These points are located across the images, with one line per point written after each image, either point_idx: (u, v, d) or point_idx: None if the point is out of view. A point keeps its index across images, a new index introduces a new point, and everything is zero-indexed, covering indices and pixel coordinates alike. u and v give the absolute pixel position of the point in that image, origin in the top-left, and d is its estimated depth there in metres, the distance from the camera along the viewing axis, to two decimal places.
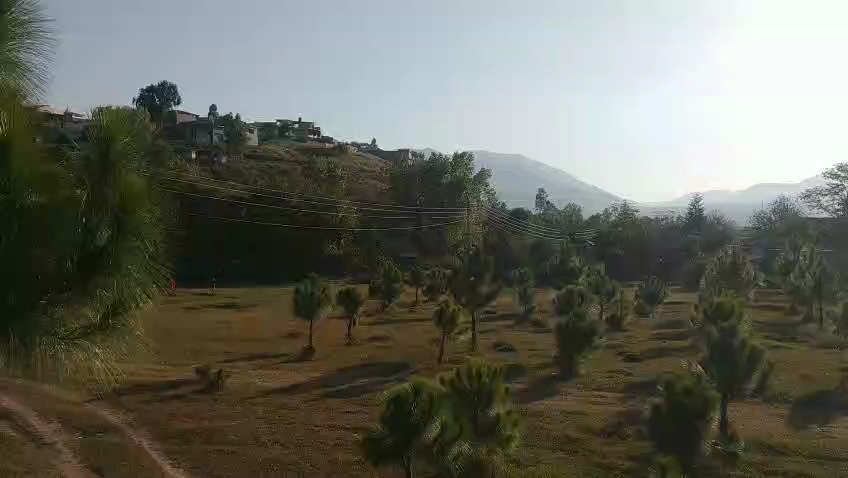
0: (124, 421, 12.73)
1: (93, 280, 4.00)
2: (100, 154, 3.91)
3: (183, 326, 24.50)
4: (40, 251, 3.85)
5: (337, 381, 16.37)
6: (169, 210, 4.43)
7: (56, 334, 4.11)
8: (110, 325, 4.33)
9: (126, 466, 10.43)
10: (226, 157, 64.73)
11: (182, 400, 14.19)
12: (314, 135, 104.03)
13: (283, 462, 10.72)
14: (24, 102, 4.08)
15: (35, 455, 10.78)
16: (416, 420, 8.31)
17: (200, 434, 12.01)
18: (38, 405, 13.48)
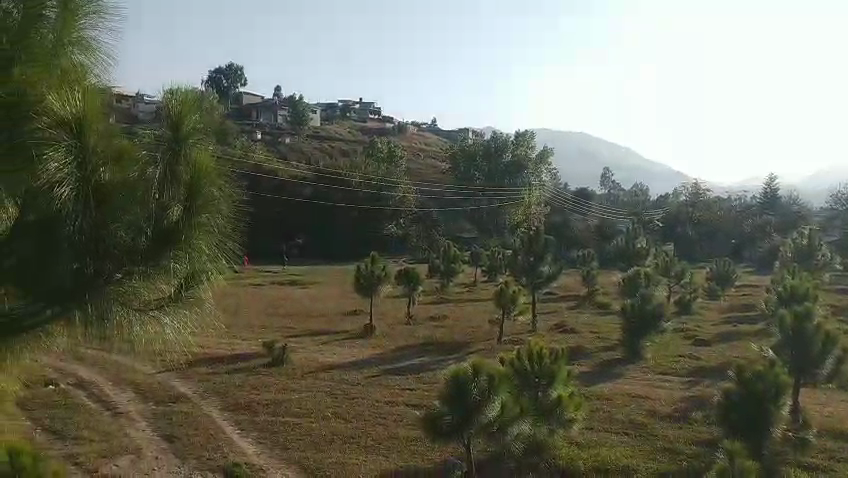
0: (193, 392, 13.13)
1: (166, 256, 4.04)
2: (172, 132, 3.93)
3: (251, 302, 25.02)
4: (116, 227, 3.83)
5: (397, 359, 16.51)
6: (238, 188, 4.47)
7: (132, 306, 4.16)
8: (183, 297, 4.43)
9: (196, 436, 10.82)
10: (290, 137, 65.83)
11: (247, 374, 14.53)
12: (375, 115, 104.58)
13: (343, 436, 10.86)
14: (101, 81, 4.09)
15: (111, 423, 11.29)
16: (476, 400, 8.32)
17: (265, 406, 12.32)
18: (113, 375, 14.06)
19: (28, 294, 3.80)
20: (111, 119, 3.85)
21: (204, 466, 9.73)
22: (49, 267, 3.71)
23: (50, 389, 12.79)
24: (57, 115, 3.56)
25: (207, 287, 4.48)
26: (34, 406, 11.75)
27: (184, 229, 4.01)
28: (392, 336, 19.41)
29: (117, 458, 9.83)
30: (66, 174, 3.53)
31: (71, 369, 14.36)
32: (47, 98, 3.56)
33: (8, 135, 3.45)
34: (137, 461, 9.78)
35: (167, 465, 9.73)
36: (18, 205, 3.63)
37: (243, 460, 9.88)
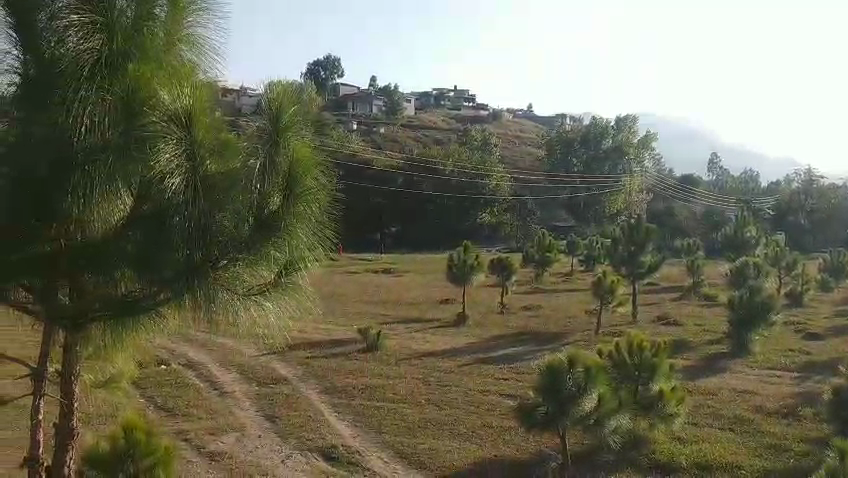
0: (293, 375, 13.58)
1: (268, 242, 4.06)
2: (272, 123, 3.97)
3: (348, 289, 25.58)
4: (222, 217, 3.92)
5: (492, 348, 16.46)
6: (335, 176, 4.46)
7: (235, 292, 4.19)
8: (283, 283, 4.45)
9: (296, 417, 11.19)
10: (385, 127, 66.78)
11: (344, 359, 14.86)
12: (470, 102, 104.48)
13: (437, 423, 10.97)
14: (207, 76, 4.22)
15: (218, 402, 11.85)
16: (571, 392, 8.19)
17: (361, 391, 12.57)
18: (219, 357, 14.74)
19: (142, 279, 3.94)
20: (215, 113, 3.99)
21: (303, 446, 10.06)
22: (161, 254, 3.78)
23: (163, 368, 13.55)
24: (167, 110, 3.71)
25: (306, 272, 4.50)
26: (148, 385, 12.48)
27: (283, 218, 4.04)
28: (486, 325, 19.35)
29: (224, 436, 10.31)
30: (178, 165, 3.63)
31: (182, 350, 15.15)
32: (157, 93, 3.72)
33: (125, 128, 3.64)
34: (241, 439, 10.23)
35: (269, 444, 10.11)
36: (134, 194, 3.81)
37: (340, 442, 10.15)
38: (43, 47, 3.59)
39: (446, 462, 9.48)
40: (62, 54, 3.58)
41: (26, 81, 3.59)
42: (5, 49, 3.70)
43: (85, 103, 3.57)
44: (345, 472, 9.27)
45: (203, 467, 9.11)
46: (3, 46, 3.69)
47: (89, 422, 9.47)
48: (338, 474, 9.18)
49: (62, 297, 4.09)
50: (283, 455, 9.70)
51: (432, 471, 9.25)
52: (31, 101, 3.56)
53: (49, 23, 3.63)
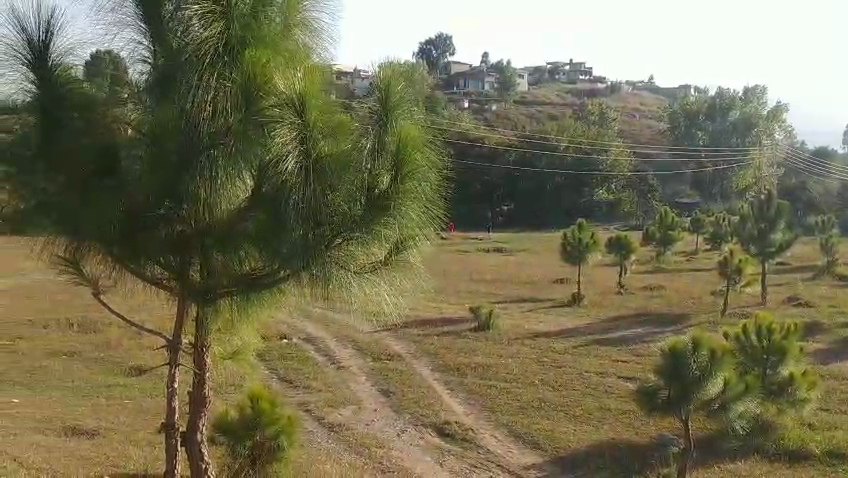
0: (407, 352, 13.87)
1: (380, 221, 4.02)
2: (381, 102, 3.92)
3: (461, 268, 25.69)
4: (335, 197, 3.91)
5: (608, 330, 16.08)
6: (446, 153, 4.38)
7: (349, 268, 4.22)
8: (393, 260, 4.43)
9: (409, 393, 11.43)
10: (498, 104, 66.26)
11: (456, 337, 14.99)
12: (586, 75, 101.76)
13: (552, 403, 10.87)
14: (317, 59, 4.25)
15: (335, 376, 12.30)
16: (696, 377, 7.85)
17: (473, 369, 12.66)
18: (336, 333, 15.27)
19: (265, 256, 4.09)
20: (328, 95, 3.99)
21: (418, 422, 10.28)
22: (280, 232, 3.92)
23: (284, 342, 14.20)
24: (282, 94, 3.77)
25: (417, 250, 4.47)
26: (270, 358, 13.12)
27: (394, 197, 3.97)
28: (601, 306, 18.88)
29: (342, 408, 10.71)
30: (291, 146, 3.73)
31: (301, 325, 15.80)
32: (273, 79, 3.81)
33: (245, 112, 3.75)
34: (358, 412, 10.59)
35: (385, 418, 10.41)
36: (254, 176, 3.87)
37: (453, 419, 10.29)
38: (171, 38, 3.83)
39: (561, 444, 9.44)
40: (186, 43, 3.77)
41: (158, 71, 3.83)
42: (138, 41, 3.97)
43: (207, 90, 3.72)
44: (459, 449, 9.41)
45: (323, 437, 9.51)
46: (135, 36, 3.97)
47: (219, 391, 10.11)
48: (452, 451, 9.34)
49: (193, 275, 4.30)
50: (398, 430, 9.93)
51: (548, 452, 9.23)
52: (159, 87, 3.82)
53: (174, 14, 3.84)
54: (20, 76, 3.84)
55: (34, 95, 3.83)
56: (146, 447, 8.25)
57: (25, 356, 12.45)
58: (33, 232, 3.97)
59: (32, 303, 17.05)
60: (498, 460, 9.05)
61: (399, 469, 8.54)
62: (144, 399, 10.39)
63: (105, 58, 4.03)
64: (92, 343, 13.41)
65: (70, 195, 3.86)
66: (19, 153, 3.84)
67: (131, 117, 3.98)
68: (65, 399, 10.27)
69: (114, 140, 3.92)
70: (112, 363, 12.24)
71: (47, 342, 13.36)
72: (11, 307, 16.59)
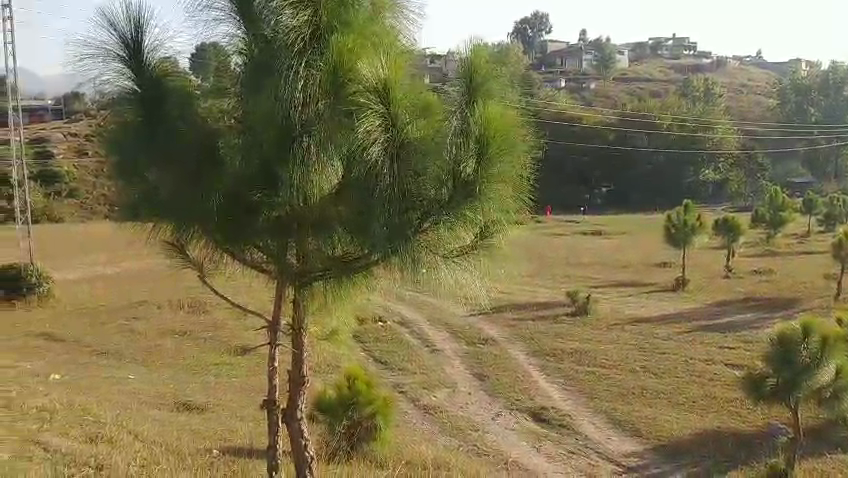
0: (501, 336, 13.82)
1: (468, 205, 3.85)
2: (469, 84, 3.82)
3: (558, 252, 25.32)
4: (421, 183, 3.79)
5: (713, 315, 15.45)
6: (538, 136, 4.18)
7: (437, 253, 4.10)
8: (483, 245, 4.27)
9: (505, 377, 11.39)
10: (596, 82, 64.61)
11: (552, 322, 14.81)
12: (690, 51, 97.59)
13: (653, 390, 10.57)
14: (405, 42, 4.13)
15: (431, 359, 12.44)
16: (806, 365, 7.40)
17: (570, 355, 12.47)
18: (431, 316, 15.43)
19: (356, 240, 4.04)
20: (415, 79, 3.87)
21: (514, 406, 10.25)
22: (368, 218, 3.84)
23: (380, 324, 14.50)
24: (368, 80, 3.69)
25: (505, 234, 4.30)
26: (366, 340, 13.44)
27: (479, 183, 3.79)
28: (706, 291, 18.13)
29: (437, 391, 10.80)
30: (377, 133, 3.60)
31: (396, 308, 16.06)
32: (359, 65, 3.72)
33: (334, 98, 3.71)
34: (453, 395, 10.66)
35: (480, 401, 10.44)
36: (342, 162, 3.81)
37: (550, 405, 10.20)
38: (264, 28, 3.85)
39: (662, 432, 9.17)
40: (277, 33, 3.78)
41: (251, 61, 3.86)
42: (234, 33, 4.02)
43: (298, 77, 3.69)
44: (557, 434, 9.34)
45: (419, 419, 9.64)
46: (229, 28, 4.04)
47: (318, 371, 10.44)
48: (549, 436, 9.27)
49: (289, 259, 4.31)
50: (494, 414, 9.96)
51: (648, 440, 8.99)
52: (251, 80, 3.81)
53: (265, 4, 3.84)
54: (121, 72, 4.15)
55: (139, 90, 4.12)
56: (251, 423, 8.65)
57: (142, 335, 13.30)
58: (143, 217, 4.20)
59: (148, 286, 18.16)
60: (597, 448, 8.90)
61: (496, 453, 8.54)
62: (248, 377, 10.88)
63: (206, 50, 4.13)
64: (201, 323, 14.17)
65: (174, 183, 4.02)
66: (128, 145, 4.08)
67: (225, 107, 4.04)
68: (177, 376, 10.91)
69: (215, 129, 4.05)
70: (218, 342, 12.89)
71: (161, 323, 14.19)
72: (130, 289, 17.79)
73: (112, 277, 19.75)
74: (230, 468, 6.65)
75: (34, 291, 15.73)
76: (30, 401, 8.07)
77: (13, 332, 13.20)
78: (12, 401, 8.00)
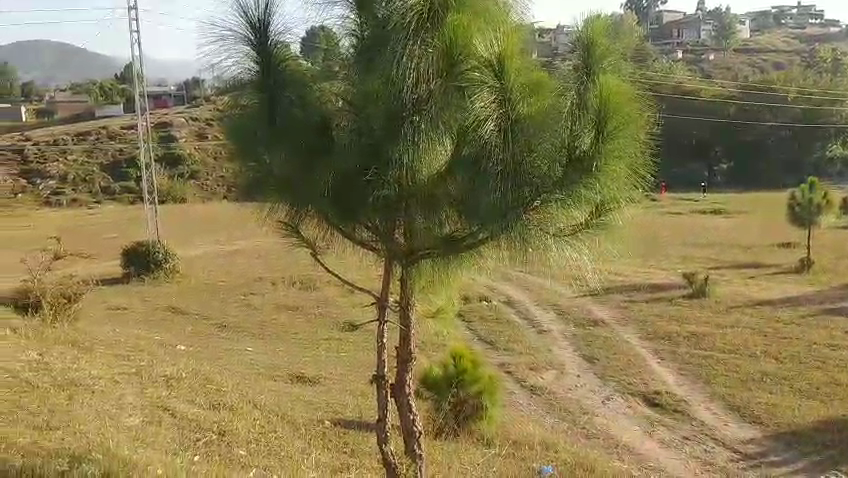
0: (611, 318, 13.53)
1: (582, 183, 3.74)
2: (585, 58, 3.71)
3: (672, 231, 24.35)
4: (534, 159, 3.69)
5: (842, 298, 14.42)
6: (655, 110, 3.99)
7: (549, 231, 3.99)
8: (597, 224, 4.14)
9: (616, 360, 11.15)
10: (713, 53, 61.41)
11: (666, 304, 14.32)
12: (818, 19, 90.80)
13: (774, 376, 10.01)
14: (517, 18, 4.03)
15: (540, 340, 12.36)
16: None
17: (686, 338, 12.01)
18: (538, 297, 15.28)
19: (465, 219, 3.98)
20: (529, 53, 3.77)
21: (625, 390, 10.02)
22: (479, 196, 3.78)
23: (486, 304, 14.52)
24: (482, 57, 3.61)
25: (621, 212, 4.15)
26: (471, 319, 13.49)
27: (596, 158, 3.68)
28: (834, 273, 16.96)
29: (544, 372, 10.70)
30: (490, 111, 3.50)
31: (502, 288, 16.02)
32: (473, 43, 3.65)
33: (446, 77, 3.67)
34: (561, 377, 10.52)
35: (589, 384, 10.26)
36: (454, 141, 3.76)
37: (664, 390, 9.89)
38: (376, 9, 3.88)
39: (784, 418, 8.70)
40: (390, 13, 3.78)
41: (364, 44, 3.89)
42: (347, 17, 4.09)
43: (411, 57, 3.65)
44: (670, 419, 9.06)
45: (526, 399, 9.60)
46: (342, 12, 4.11)
47: (425, 348, 10.57)
48: (662, 421, 9.00)
49: (397, 237, 4.31)
50: (604, 397, 9.76)
51: (768, 427, 8.56)
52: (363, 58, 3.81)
53: None
54: (239, 57, 4.25)
55: (255, 74, 4.22)
56: (360, 397, 8.90)
57: (258, 310, 13.95)
58: (261, 196, 4.33)
59: (263, 263, 19.01)
60: (713, 434, 8.55)
61: (606, 436, 8.37)
62: (358, 352, 11.19)
63: (321, 34, 4.23)
64: (313, 299, 14.69)
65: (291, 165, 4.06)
66: (246, 127, 4.21)
67: (338, 89, 4.10)
68: (291, 349, 11.38)
69: (328, 110, 4.11)
70: (329, 318, 13.32)
71: (275, 298, 14.82)
72: (247, 266, 18.67)
73: (230, 254, 20.77)
74: (341, 440, 6.90)
75: (162, 266, 16.79)
76: (158, 369, 8.63)
77: (143, 305, 14.16)
78: (142, 368, 8.59)
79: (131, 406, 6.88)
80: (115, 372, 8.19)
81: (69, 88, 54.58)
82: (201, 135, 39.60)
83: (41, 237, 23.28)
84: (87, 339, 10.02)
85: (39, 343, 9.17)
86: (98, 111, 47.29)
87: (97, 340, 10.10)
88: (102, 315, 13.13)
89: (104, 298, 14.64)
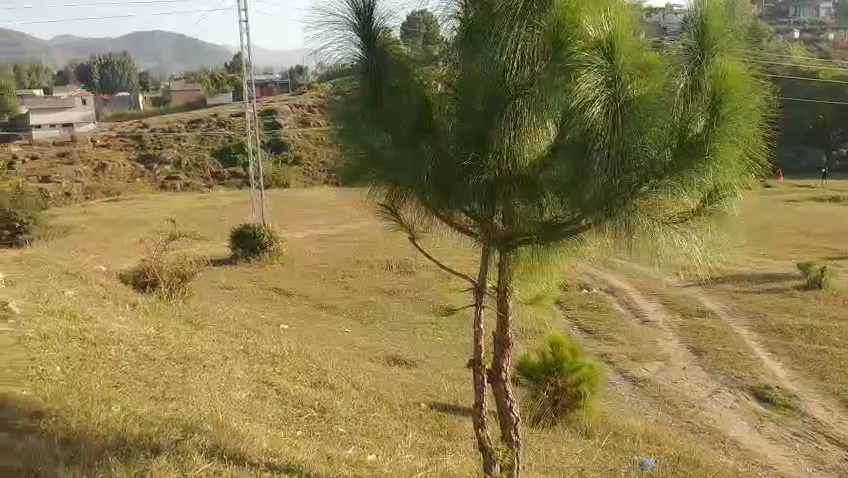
0: (719, 309, 12.97)
1: (694, 168, 3.58)
2: (699, 37, 3.54)
3: (785, 220, 22.97)
4: (644, 142, 3.55)
5: None
6: (773, 93, 3.78)
7: (656, 219, 3.86)
8: (707, 212, 3.98)
9: (723, 353, 10.69)
10: (837, 31, 57.26)
11: (779, 295, 13.57)
12: None
13: None
14: None
15: (642, 330, 12.02)
16: None
17: (800, 331, 11.34)
18: (641, 285, 14.85)
19: (569, 204, 3.91)
20: (639, 33, 3.61)
21: (731, 383, 9.60)
22: (586, 181, 3.67)
23: (586, 292, 14.25)
24: (590, 39, 3.49)
25: (733, 200, 3.97)
26: (569, 306, 13.26)
27: (709, 143, 3.51)
28: None
29: (646, 363, 10.39)
30: (596, 92, 3.39)
31: (603, 276, 15.66)
32: (581, 25, 3.53)
33: (552, 60, 3.58)
34: (665, 368, 10.19)
35: (694, 377, 9.89)
36: (559, 125, 3.67)
37: (774, 384, 9.41)
38: None
39: None
40: None
41: (466, 26, 3.85)
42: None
43: (517, 39, 3.58)
44: (780, 415, 8.61)
45: (626, 390, 9.37)
46: None
47: (522, 335, 10.48)
48: (771, 417, 8.57)
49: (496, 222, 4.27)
50: (709, 390, 9.38)
51: None
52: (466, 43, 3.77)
53: None
54: (342, 44, 4.28)
55: (358, 60, 4.25)
56: (456, 381, 8.95)
57: (357, 292, 14.27)
58: (361, 181, 4.38)
59: (363, 247, 19.40)
60: (828, 432, 8.06)
61: (710, 430, 8.06)
62: (455, 337, 11.26)
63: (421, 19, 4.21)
64: (411, 283, 14.88)
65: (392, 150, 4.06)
66: (349, 113, 4.26)
67: (440, 73, 4.08)
68: (390, 332, 11.58)
69: (429, 96, 4.09)
70: (426, 302, 13.46)
71: (374, 281, 15.13)
72: (347, 250, 19.09)
73: (331, 238, 21.33)
74: (438, 422, 6.99)
75: (267, 249, 17.48)
76: (263, 346, 9.00)
77: (250, 285, 14.77)
78: (250, 345, 8.99)
79: (240, 381, 7.22)
80: (225, 348, 8.61)
81: (182, 77, 57.33)
82: (304, 122, 40.77)
83: (157, 219, 24.71)
84: (199, 315, 10.57)
85: (157, 318, 9.77)
86: (209, 99, 49.47)
87: (209, 317, 10.63)
88: (212, 294, 13.81)
89: (214, 278, 15.40)
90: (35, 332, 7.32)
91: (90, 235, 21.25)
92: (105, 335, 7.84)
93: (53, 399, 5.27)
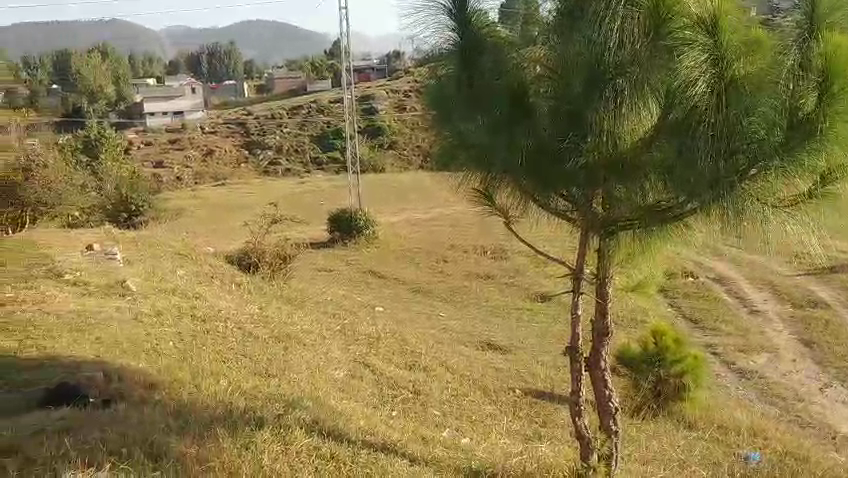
0: (835, 299, 12.20)
1: (807, 150, 3.35)
2: (807, 13, 3.25)
3: None
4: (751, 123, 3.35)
5: None
6: None
7: (764, 202, 3.66)
8: (819, 195, 3.74)
9: (838, 346, 10.06)
10: None
11: None
12: None
13: None
14: None
15: (748, 320, 11.49)
16: None
17: None
18: (748, 274, 14.17)
19: (671, 187, 3.77)
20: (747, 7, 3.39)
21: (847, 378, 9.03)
22: (689, 164, 3.52)
23: (690, 280, 13.73)
24: (694, 15, 3.31)
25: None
26: (670, 294, 12.84)
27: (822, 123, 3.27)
28: None
29: (754, 355, 9.92)
30: (701, 72, 3.25)
31: (708, 263, 15.04)
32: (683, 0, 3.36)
33: (653, 38, 3.44)
34: (774, 360, 9.71)
35: (806, 370, 9.37)
36: (661, 106, 3.53)
37: None
38: None
39: None
40: None
41: (562, 5, 3.76)
42: None
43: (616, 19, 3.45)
44: None
45: (732, 382, 9.00)
46: None
47: (620, 323, 10.25)
48: None
49: (595, 206, 4.19)
50: (821, 385, 8.87)
51: None
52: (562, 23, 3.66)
53: None
54: (438, 28, 4.28)
55: (455, 43, 4.23)
56: (551, 368, 8.88)
57: (451, 276, 14.36)
58: (458, 165, 4.39)
59: (458, 231, 19.47)
60: None
61: (822, 426, 7.63)
62: (550, 323, 11.15)
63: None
64: (506, 268, 14.82)
65: (486, 134, 4.01)
66: (445, 97, 4.26)
67: (539, 54, 4.00)
68: (484, 317, 11.61)
69: (525, 78, 4.02)
70: (521, 287, 13.39)
71: (469, 266, 15.16)
72: (442, 234, 19.18)
73: (426, 222, 21.52)
74: (534, 409, 6.95)
75: (364, 232, 17.79)
76: (360, 327, 9.24)
77: (346, 267, 15.16)
78: (347, 326, 9.23)
79: (338, 360, 7.43)
80: (324, 329, 8.87)
81: (285, 65, 59.13)
82: (400, 107, 41.18)
83: (260, 203, 25.72)
84: (299, 296, 10.95)
85: (261, 298, 10.20)
86: (309, 86, 50.77)
87: (308, 297, 11.02)
88: (311, 275, 14.27)
89: (313, 260, 15.91)
90: (151, 309, 7.83)
91: (199, 218, 22.42)
92: (214, 313, 8.27)
93: (166, 372, 5.64)
